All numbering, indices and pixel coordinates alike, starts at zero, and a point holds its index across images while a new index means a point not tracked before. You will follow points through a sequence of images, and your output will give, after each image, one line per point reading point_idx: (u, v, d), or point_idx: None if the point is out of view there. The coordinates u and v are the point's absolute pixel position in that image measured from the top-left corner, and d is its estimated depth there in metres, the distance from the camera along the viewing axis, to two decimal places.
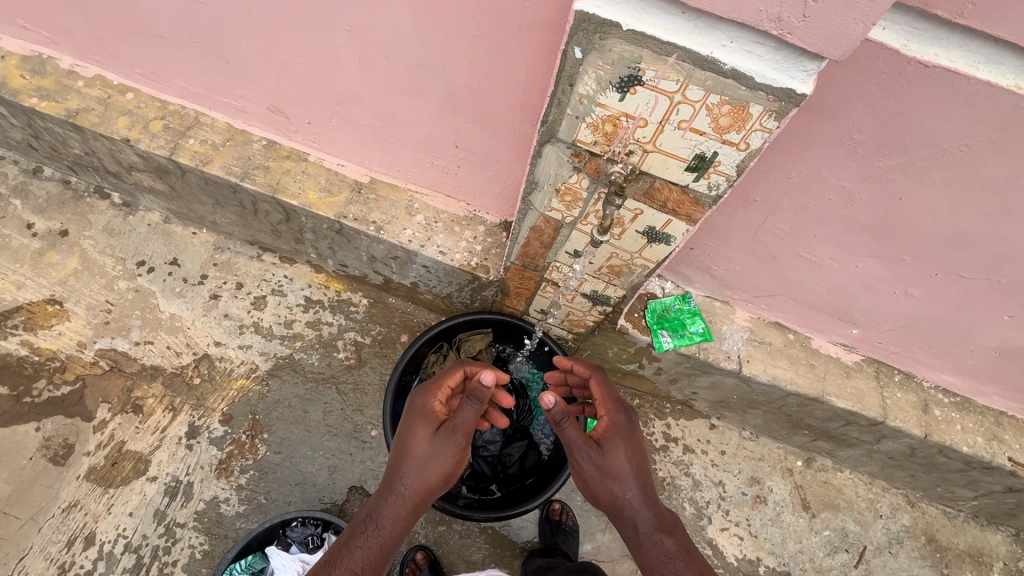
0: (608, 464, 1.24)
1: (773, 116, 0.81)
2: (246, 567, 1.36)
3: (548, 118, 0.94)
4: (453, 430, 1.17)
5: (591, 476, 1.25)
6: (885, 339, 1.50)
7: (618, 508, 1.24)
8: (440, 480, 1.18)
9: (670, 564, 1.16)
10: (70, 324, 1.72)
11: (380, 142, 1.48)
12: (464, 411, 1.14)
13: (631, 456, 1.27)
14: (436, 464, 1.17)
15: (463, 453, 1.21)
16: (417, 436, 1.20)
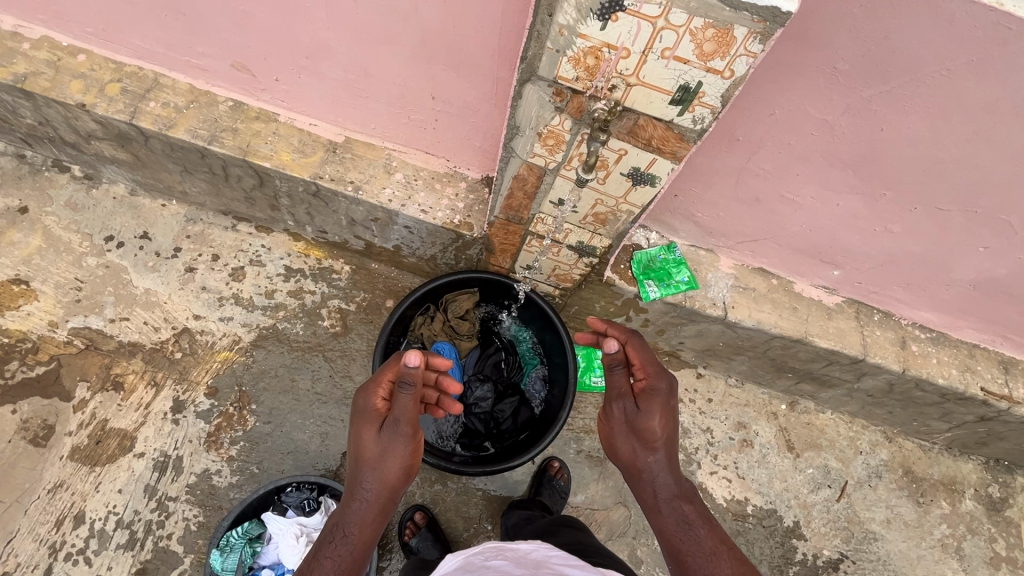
0: (640, 423, 1.23)
1: (759, 38, 0.79)
2: (242, 534, 1.34)
3: (528, 54, 0.91)
4: (398, 422, 1.09)
5: (620, 433, 1.28)
6: (865, 278, 1.53)
7: (639, 471, 1.24)
8: (402, 476, 1.11)
9: (689, 531, 1.14)
10: (39, 304, 1.65)
11: (353, 98, 1.42)
12: (400, 399, 1.07)
13: (666, 422, 1.23)
14: (392, 459, 1.10)
15: (417, 443, 1.14)
16: (363, 440, 1.11)
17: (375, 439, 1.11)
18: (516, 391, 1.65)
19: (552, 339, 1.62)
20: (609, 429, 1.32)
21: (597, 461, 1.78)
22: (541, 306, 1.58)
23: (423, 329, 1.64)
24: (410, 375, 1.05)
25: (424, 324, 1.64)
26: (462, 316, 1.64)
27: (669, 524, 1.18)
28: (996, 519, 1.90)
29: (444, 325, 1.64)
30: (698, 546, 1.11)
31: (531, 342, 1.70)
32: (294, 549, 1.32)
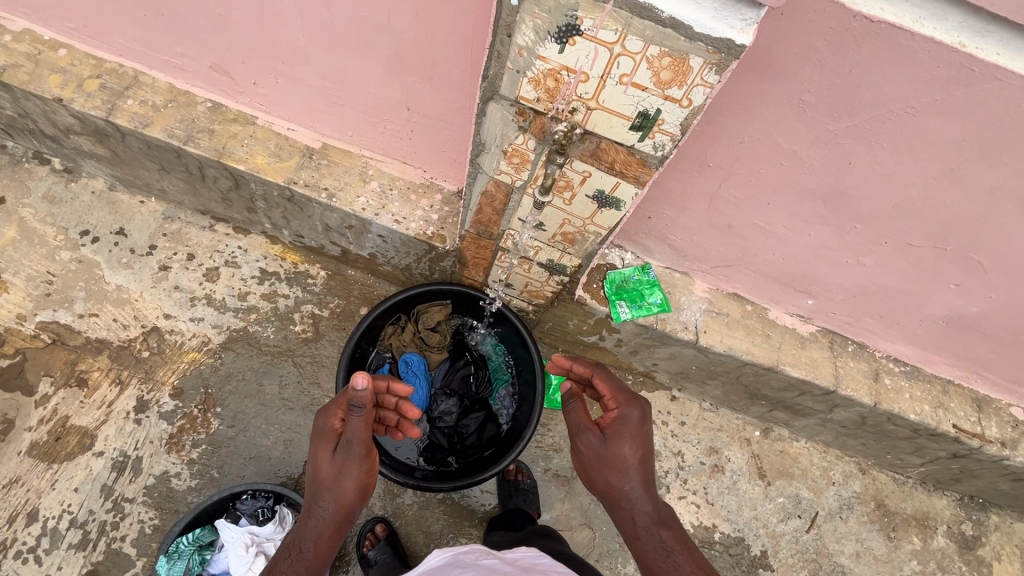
0: (608, 454, 1.22)
1: (714, 70, 0.78)
2: (193, 540, 1.32)
3: (489, 73, 0.91)
4: (351, 443, 1.05)
5: (592, 467, 1.24)
6: (839, 309, 1.52)
7: (616, 502, 1.20)
8: (359, 495, 1.07)
9: (670, 557, 1.11)
10: (9, 296, 1.64)
11: (329, 105, 1.42)
12: (350, 421, 1.03)
13: (638, 449, 1.22)
14: (346, 480, 1.05)
15: (375, 462, 1.10)
16: (319, 460, 1.08)
17: (329, 459, 1.07)
18: (484, 407, 1.63)
19: (523, 355, 1.61)
20: (581, 467, 1.28)
21: (564, 481, 1.76)
22: (513, 321, 1.57)
23: (392, 339, 1.63)
24: (358, 397, 1.01)
25: (394, 334, 1.63)
26: (432, 328, 1.63)
27: (649, 553, 1.13)
28: (968, 557, 1.87)
29: (414, 336, 1.62)
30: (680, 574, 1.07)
31: (503, 357, 1.69)
32: (242, 559, 1.30)
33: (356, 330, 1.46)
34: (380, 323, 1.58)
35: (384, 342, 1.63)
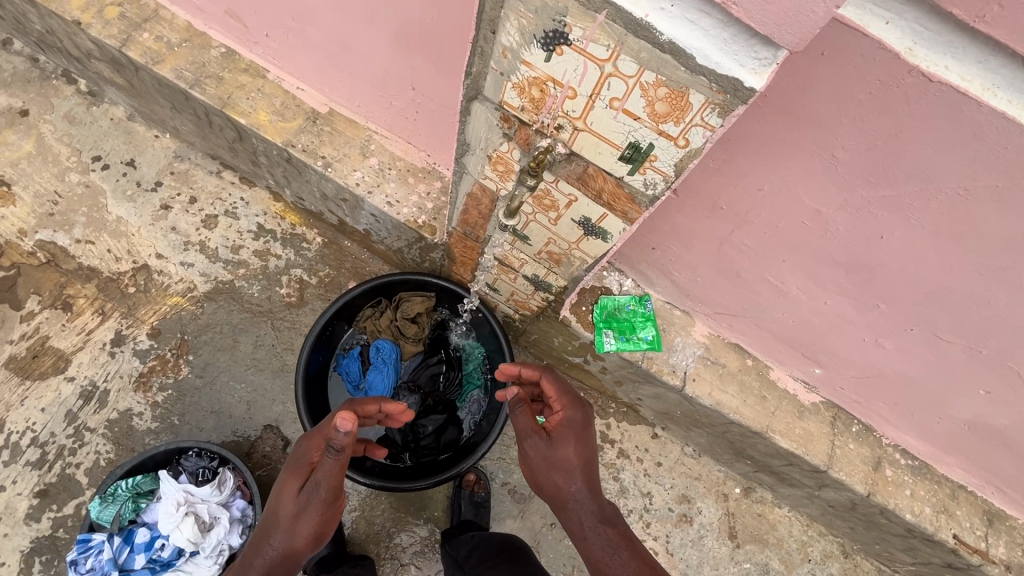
0: (555, 457, 1.11)
1: (717, 111, 0.65)
2: (132, 487, 1.33)
3: (473, 70, 0.80)
4: (318, 484, 0.97)
5: (538, 470, 1.13)
6: (848, 385, 1.36)
7: (564, 506, 1.10)
8: (312, 543, 0.99)
9: (615, 554, 1.03)
10: (15, 210, 1.67)
11: (337, 70, 1.34)
12: (324, 462, 0.96)
13: (584, 451, 1.13)
14: (303, 524, 0.97)
15: (339, 507, 1.02)
16: (282, 496, 1.01)
17: (293, 497, 1.00)
18: (448, 409, 1.57)
19: (500, 366, 1.54)
20: (529, 471, 1.16)
21: (521, 498, 1.70)
22: (493, 328, 1.50)
23: (368, 321, 1.58)
24: (339, 440, 0.95)
25: (370, 316, 1.58)
26: (410, 318, 1.57)
27: (597, 554, 1.04)
28: None
29: (390, 323, 1.57)
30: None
31: (480, 361, 1.62)
32: (173, 515, 1.31)
33: (329, 308, 1.41)
34: (357, 304, 1.53)
35: (360, 322, 1.58)
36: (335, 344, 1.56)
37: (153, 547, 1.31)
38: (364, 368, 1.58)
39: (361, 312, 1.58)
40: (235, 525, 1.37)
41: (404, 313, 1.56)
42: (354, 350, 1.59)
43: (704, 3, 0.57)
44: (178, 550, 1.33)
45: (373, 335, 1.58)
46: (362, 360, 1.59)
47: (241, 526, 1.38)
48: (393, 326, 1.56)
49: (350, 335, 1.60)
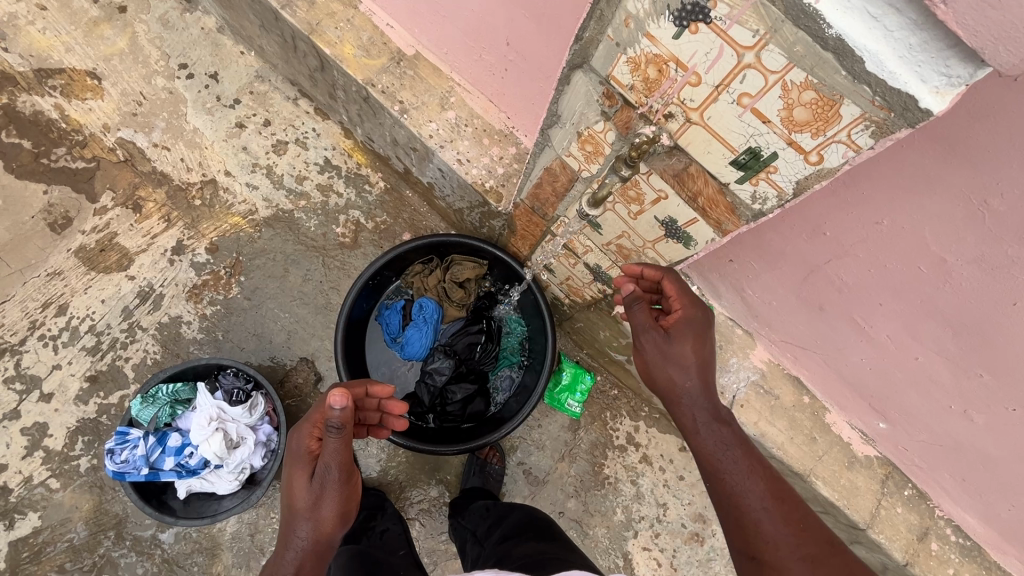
0: (674, 353, 0.96)
1: (869, 129, 0.55)
2: (171, 393, 1.37)
3: (584, 35, 0.71)
4: (327, 467, 0.99)
5: (650, 363, 0.99)
6: (913, 448, 1.24)
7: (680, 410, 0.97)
8: (340, 522, 1.02)
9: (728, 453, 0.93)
10: (101, 104, 1.71)
11: (431, 12, 1.26)
12: (327, 444, 0.98)
13: (704, 349, 0.97)
14: (325, 505, 1.00)
15: (354, 481, 1.05)
16: (292, 487, 1.02)
17: (306, 486, 1.01)
18: (480, 379, 1.55)
19: (540, 349, 1.49)
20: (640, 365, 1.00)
21: (534, 480, 1.70)
22: (540, 307, 1.44)
23: (416, 277, 1.55)
24: (337, 417, 0.96)
25: (420, 272, 1.55)
26: (458, 282, 1.53)
27: (711, 457, 0.94)
28: None
29: (438, 283, 1.54)
30: (745, 486, 0.90)
31: (520, 338, 1.58)
32: (205, 427, 1.35)
33: (382, 257, 1.39)
34: (409, 258, 1.50)
35: (408, 276, 1.56)
36: (380, 293, 1.55)
37: (182, 453, 1.36)
38: (405, 322, 1.57)
39: (411, 265, 1.55)
40: (259, 448, 1.41)
41: (453, 275, 1.52)
42: (397, 302, 1.57)
43: None
44: (204, 461, 1.38)
45: (418, 292, 1.55)
46: (403, 314, 1.57)
47: (263, 451, 1.42)
48: (440, 286, 1.53)
49: (396, 287, 1.58)
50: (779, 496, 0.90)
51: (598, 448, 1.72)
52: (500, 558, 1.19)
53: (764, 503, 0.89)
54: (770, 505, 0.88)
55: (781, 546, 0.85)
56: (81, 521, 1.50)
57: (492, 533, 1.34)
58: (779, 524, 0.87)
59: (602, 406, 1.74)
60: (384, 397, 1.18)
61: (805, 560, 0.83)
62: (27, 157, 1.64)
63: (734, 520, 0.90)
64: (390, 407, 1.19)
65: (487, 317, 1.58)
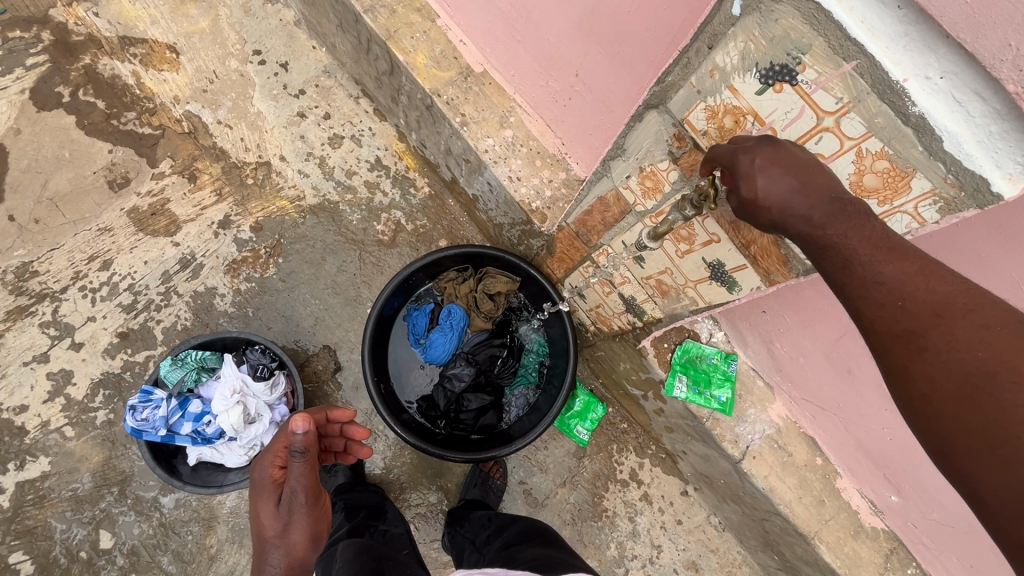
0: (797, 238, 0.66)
1: (936, 205, 0.60)
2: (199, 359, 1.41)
3: (667, 78, 0.76)
4: (293, 491, 0.97)
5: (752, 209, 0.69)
6: (922, 525, 1.23)
7: (795, 234, 0.66)
8: (314, 546, 0.98)
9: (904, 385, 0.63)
10: (176, 77, 1.78)
11: (506, 35, 1.31)
12: (290, 471, 0.96)
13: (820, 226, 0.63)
14: (296, 531, 0.96)
15: (323, 504, 1.02)
16: (259, 519, 0.98)
17: (273, 515, 0.98)
18: (497, 393, 1.56)
19: (558, 372, 1.50)
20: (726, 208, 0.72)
21: (533, 502, 1.70)
22: (565, 330, 1.46)
23: (449, 283, 1.58)
24: (299, 442, 0.95)
25: (453, 278, 1.58)
26: (489, 294, 1.56)
27: (814, 228, 0.64)
28: None
29: (469, 292, 1.56)
30: (846, 271, 0.64)
31: (541, 358, 1.60)
32: (226, 398, 1.37)
33: (421, 259, 1.42)
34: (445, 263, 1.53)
35: (442, 281, 1.59)
36: (412, 294, 1.58)
37: (201, 421, 1.39)
38: (430, 326, 1.59)
39: (445, 271, 1.58)
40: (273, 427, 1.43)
41: (485, 287, 1.54)
42: (425, 305, 1.59)
43: (986, 85, 0.51)
44: (220, 431, 1.41)
45: (449, 298, 1.58)
46: (429, 318, 1.59)
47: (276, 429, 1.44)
48: (472, 295, 1.56)
49: (428, 290, 1.60)
50: (886, 250, 0.62)
51: (601, 479, 1.72)
52: (507, 560, 1.22)
53: (867, 250, 0.62)
54: (875, 257, 0.62)
55: (901, 310, 0.62)
56: (89, 473, 1.52)
57: (495, 539, 1.37)
58: (894, 281, 0.61)
59: (610, 438, 1.75)
60: (346, 422, 1.18)
61: (917, 342, 0.61)
62: (99, 117, 1.72)
63: (854, 279, 0.64)
64: (351, 431, 1.17)
65: (511, 334, 1.61)
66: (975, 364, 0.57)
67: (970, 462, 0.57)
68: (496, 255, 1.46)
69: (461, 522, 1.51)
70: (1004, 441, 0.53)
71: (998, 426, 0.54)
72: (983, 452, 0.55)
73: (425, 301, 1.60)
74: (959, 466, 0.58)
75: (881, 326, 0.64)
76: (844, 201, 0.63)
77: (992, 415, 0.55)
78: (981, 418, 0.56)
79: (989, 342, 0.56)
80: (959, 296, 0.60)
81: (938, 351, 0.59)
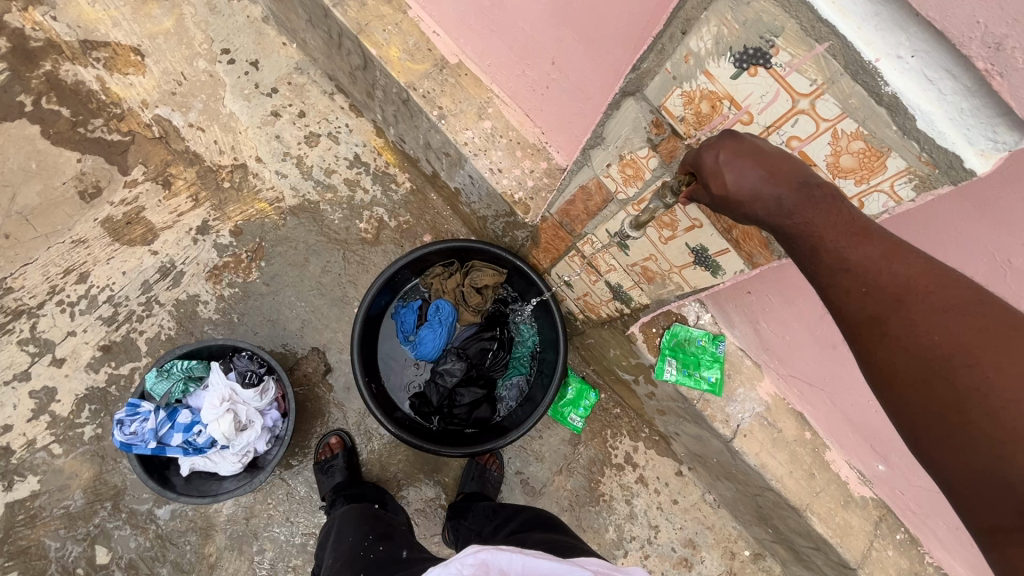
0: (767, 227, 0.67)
1: (912, 182, 0.60)
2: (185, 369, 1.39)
3: (642, 65, 0.75)
4: None
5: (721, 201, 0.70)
6: (909, 492, 1.27)
7: (764, 222, 0.67)
8: None
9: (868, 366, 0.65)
10: (143, 80, 1.73)
11: (480, 25, 1.29)
12: None
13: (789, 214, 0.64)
14: None
15: None
16: None
17: None
18: (489, 386, 1.56)
19: (550, 362, 1.51)
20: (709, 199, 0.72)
21: (530, 491, 1.71)
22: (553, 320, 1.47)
23: (435, 279, 1.57)
24: None
25: (439, 273, 1.57)
26: (477, 287, 1.55)
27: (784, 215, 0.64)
28: None
29: (456, 287, 1.55)
30: (812, 257, 0.65)
31: (531, 349, 1.60)
32: (216, 406, 1.36)
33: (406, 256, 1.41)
34: (431, 259, 1.52)
35: (428, 277, 1.58)
36: (399, 292, 1.57)
37: (191, 431, 1.36)
38: (419, 323, 1.58)
39: (431, 267, 1.57)
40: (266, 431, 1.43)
41: (472, 281, 1.54)
42: (413, 302, 1.58)
43: (957, 63, 0.51)
44: (212, 441, 1.38)
45: (436, 294, 1.57)
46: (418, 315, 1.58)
47: (269, 434, 1.44)
48: (459, 290, 1.55)
49: (415, 287, 1.59)
50: (852, 233, 0.62)
51: (597, 464, 1.74)
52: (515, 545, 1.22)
53: (834, 236, 0.62)
54: (842, 241, 0.62)
55: (865, 296, 0.63)
56: (80, 489, 1.50)
57: (502, 529, 1.37)
58: (859, 265, 0.62)
59: (604, 423, 1.76)
60: None
61: (881, 327, 0.62)
62: (64, 125, 1.67)
63: (820, 263, 0.65)
64: None
65: (501, 326, 1.61)
66: (934, 348, 0.59)
67: (928, 440, 0.60)
68: (482, 247, 1.46)
69: (462, 516, 1.51)
70: (958, 424, 0.57)
71: (952, 409, 0.57)
72: (939, 433, 0.59)
73: (413, 298, 1.59)
74: (923, 448, 0.61)
75: (848, 311, 0.65)
76: (812, 186, 0.63)
77: (948, 400, 0.57)
78: (937, 402, 0.58)
79: (946, 325, 0.58)
80: (920, 277, 0.61)
81: (899, 336, 0.61)
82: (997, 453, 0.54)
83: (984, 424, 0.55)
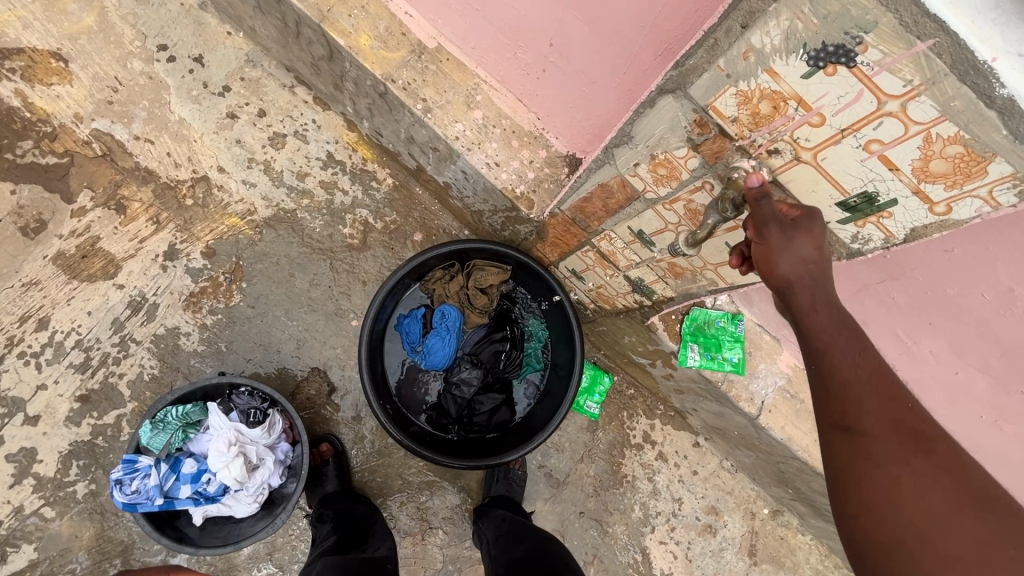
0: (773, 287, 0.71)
1: (1013, 187, 0.56)
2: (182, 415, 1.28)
3: (687, 62, 0.67)
4: None
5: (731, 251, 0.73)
6: None
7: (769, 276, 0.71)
8: None
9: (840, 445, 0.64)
10: (70, 90, 1.51)
11: (461, 4, 1.15)
12: None
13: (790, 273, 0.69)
14: None
15: None
16: None
17: None
18: (505, 388, 1.51)
19: (566, 357, 1.46)
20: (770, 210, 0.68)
21: (554, 482, 1.70)
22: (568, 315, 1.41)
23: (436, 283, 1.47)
24: None
25: (439, 277, 1.47)
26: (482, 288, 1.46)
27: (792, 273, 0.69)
28: None
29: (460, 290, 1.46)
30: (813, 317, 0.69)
31: (543, 345, 1.55)
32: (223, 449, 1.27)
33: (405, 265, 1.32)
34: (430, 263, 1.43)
35: (428, 281, 1.48)
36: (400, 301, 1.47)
37: (200, 480, 1.29)
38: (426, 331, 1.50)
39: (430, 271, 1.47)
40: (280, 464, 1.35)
41: (477, 283, 1.45)
42: (416, 310, 1.49)
43: None
44: (223, 486, 1.31)
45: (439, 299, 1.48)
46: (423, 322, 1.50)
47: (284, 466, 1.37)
48: (464, 293, 1.46)
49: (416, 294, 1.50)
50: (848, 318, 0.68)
51: (616, 447, 1.74)
52: None
53: (831, 318, 0.68)
54: (844, 323, 0.67)
55: (867, 361, 0.65)
56: (83, 550, 1.40)
57: (512, 547, 1.31)
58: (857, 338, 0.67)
59: (620, 406, 1.75)
60: None
61: (882, 394, 0.63)
62: None
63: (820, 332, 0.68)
64: None
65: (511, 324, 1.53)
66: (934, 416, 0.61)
67: (923, 521, 0.55)
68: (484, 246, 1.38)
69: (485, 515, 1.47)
70: (959, 495, 0.55)
71: (955, 478, 0.56)
72: (943, 513, 0.55)
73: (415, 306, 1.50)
74: (916, 535, 0.55)
75: (849, 373, 0.65)
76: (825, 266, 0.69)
77: (945, 471, 0.57)
78: (938, 471, 0.57)
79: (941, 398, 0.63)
80: None
81: (902, 402, 0.62)
82: (1004, 527, 0.53)
83: (989, 496, 0.55)
